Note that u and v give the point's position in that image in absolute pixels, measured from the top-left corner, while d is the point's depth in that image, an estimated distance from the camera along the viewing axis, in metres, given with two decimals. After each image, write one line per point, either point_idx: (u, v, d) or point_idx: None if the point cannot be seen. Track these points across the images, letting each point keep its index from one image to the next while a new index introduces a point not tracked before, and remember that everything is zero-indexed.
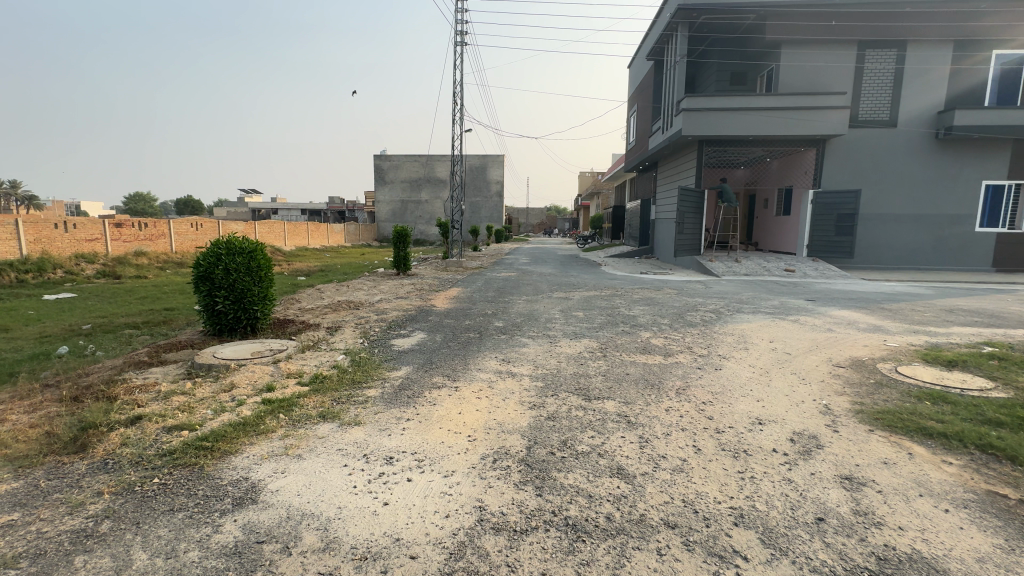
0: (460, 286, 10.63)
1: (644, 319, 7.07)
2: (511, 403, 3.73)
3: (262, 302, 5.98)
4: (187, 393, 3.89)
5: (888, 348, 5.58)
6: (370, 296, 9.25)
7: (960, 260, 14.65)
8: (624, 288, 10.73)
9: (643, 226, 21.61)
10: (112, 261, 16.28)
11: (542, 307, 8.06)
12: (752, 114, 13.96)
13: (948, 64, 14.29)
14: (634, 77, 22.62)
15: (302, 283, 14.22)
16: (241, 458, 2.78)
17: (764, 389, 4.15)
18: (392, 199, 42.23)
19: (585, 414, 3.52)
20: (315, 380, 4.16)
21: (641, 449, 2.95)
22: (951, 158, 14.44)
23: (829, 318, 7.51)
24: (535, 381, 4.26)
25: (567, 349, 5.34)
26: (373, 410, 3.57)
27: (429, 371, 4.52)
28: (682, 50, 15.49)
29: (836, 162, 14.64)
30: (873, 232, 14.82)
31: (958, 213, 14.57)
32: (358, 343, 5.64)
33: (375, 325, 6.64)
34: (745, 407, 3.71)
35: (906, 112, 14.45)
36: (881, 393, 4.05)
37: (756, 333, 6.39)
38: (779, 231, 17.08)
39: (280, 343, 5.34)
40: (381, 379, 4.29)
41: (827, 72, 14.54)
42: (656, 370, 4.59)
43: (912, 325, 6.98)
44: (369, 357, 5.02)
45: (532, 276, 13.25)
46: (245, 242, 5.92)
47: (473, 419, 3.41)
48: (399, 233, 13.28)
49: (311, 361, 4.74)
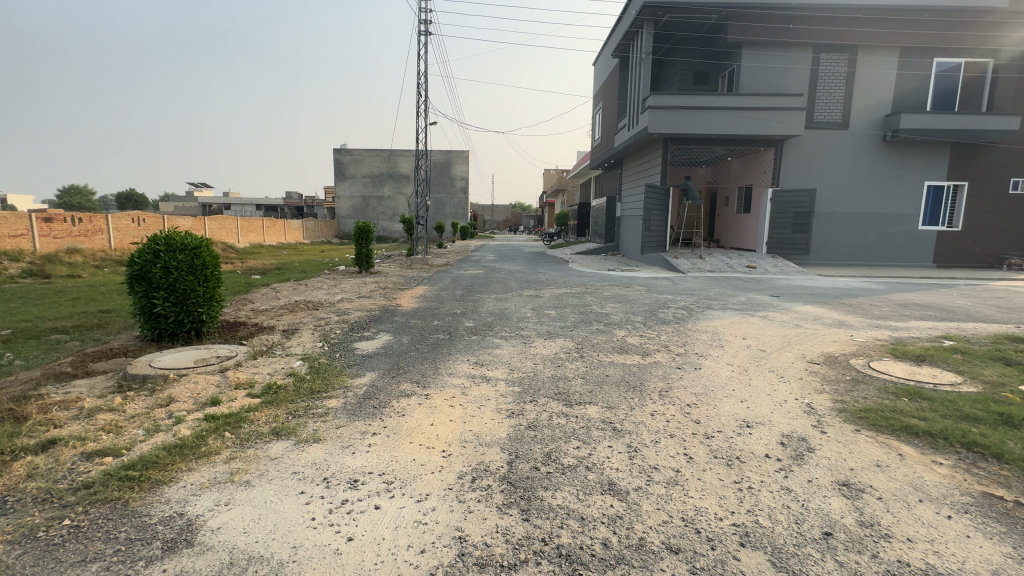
0: (426, 285, 10.22)
1: (617, 317, 6.94)
2: (487, 411, 3.46)
3: (207, 304, 5.44)
4: (115, 410, 3.39)
5: (856, 343, 5.65)
6: (330, 296, 8.71)
7: (905, 257, 15.45)
8: (593, 285, 10.61)
9: (608, 223, 21.75)
10: (40, 258, 14.84)
11: (512, 305, 7.81)
12: (715, 113, 14.16)
13: (895, 70, 14.98)
14: (600, 74, 22.70)
15: (256, 281, 13.39)
16: (176, 489, 2.38)
17: (746, 389, 4.04)
18: (353, 194, 40.93)
19: (568, 421, 3.28)
20: (268, 390, 3.73)
21: (631, 460, 2.74)
22: (898, 159, 15.16)
23: (795, 313, 7.63)
24: (511, 386, 3.99)
25: (543, 350, 5.11)
26: (334, 424, 3.21)
27: (397, 378, 4.17)
28: (648, 47, 15.58)
29: (794, 162, 15.11)
30: (827, 229, 15.40)
31: (904, 211, 15.34)
32: (317, 347, 5.20)
33: (335, 327, 6.18)
34: (731, 410, 3.57)
35: (858, 114, 15.05)
36: (858, 390, 4.03)
37: (729, 330, 6.35)
38: (740, 228, 17.53)
39: (229, 348, 4.84)
40: (343, 388, 3.92)
41: (786, 74, 14.95)
42: (636, 371, 4.42)
43: (874, 320, 7.17)
44: (330, 362, 4.61)
45: (500, 273, 12.97)
46: (189, 238, 5.36)
47: (447, 431, 3.11)
48: (361, 229, 12.69)
49: (264, 369, 4.28)
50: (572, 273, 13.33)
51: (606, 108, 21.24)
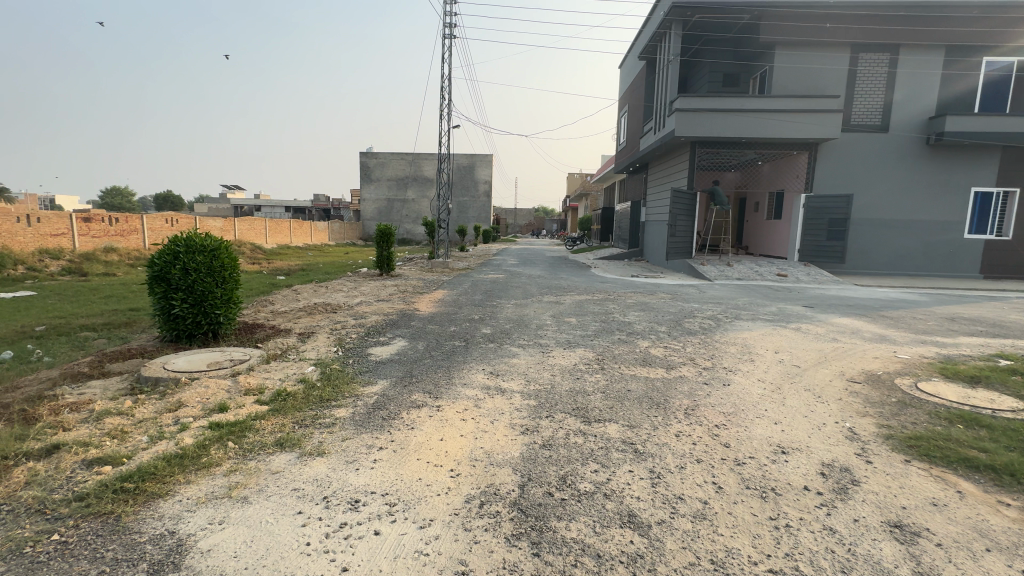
0: (446, 289, 10.11)
1: (641, 326, 6.66)
2: (500, 426, 3.28)
3: (224, 306, 5.43)
4: (124, 414, 3.34)
5: (900, 360, 5.25)
6: (349, 299, 8.68)
7: (949, 267, 14.61)
8: (617, 292, 10.33)
9: (632, 228, 21.35)
10: (79, 257, 15.40)
11: (532, 312, 7.61)
12: (746, 116, 13.70)
13: (939, 70, 14.24)
14: (626, 76, 22.36)
15: (281, 282, 13.56)
16: (171, 504, 2.27)
17: (780, 409, 3.75)
18: (378, 197, 41.45)
19: (586, 441, 3.06)
20: (277, 398, 3.63)
21: (654, 488, 2.51)
22: (943, 164, 14.37)
23: (831, 326, 7.21)
24: (527, 399, 3.80)
25: (561, 361, 4.89)
26: (340, 436, 3.07)
27: (409, 387, 4.03)
28: (676, 49, 15.21)
29: (828, 167, 14.49)
30: (865, 237, 14.69)
31: (949, 219, 14.51)
32: (331, 352, 5.11)
33: (351, 331, 6.10)
34: (764, 433, 3.29)
35: (899, 117, 14.35)
36: (906, 414, 3.68)
37: (760, 343, 6.01)
38: (770, 235, 16.92)
39: (243, 351, 4.79)
40: (354, 396, 3.80)
41: (821, 75, 14.38)
42: (660, 386, 4.16)
43: (918, 335, 6.69)
44: (342, 369, 4.50)
45: (521, 278, 12.82)
46: (209, 240, 5.37)
47: (457, 448, 2.94)
48: (382, 232, 12.72)
49: (275, 375, 4.20)
50: (594, 279, 13.06)
51: (632, 110, 20.88)
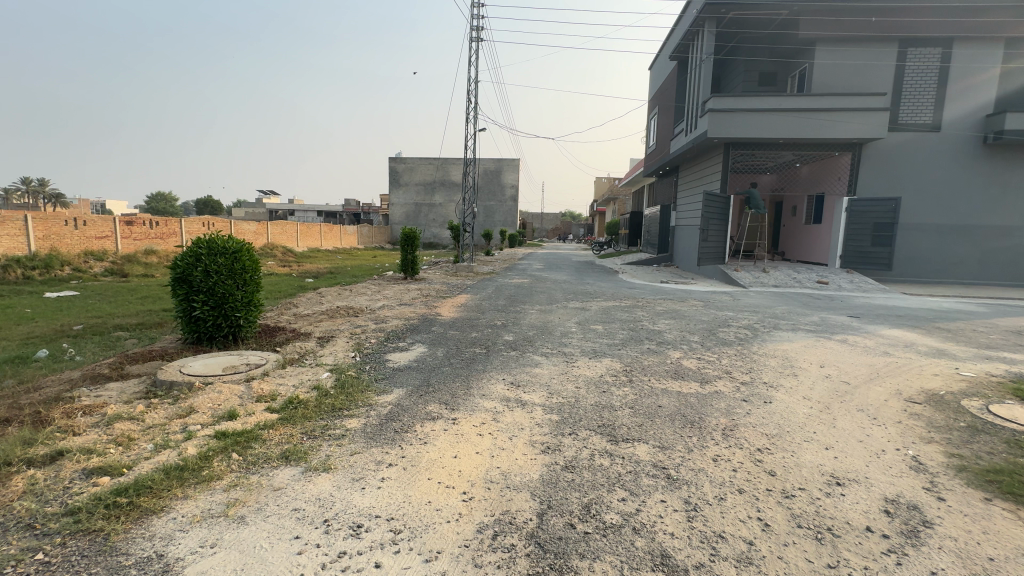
0: (469, 293, 9.95)
1: (672, 336, 6.31)
2: (519, 443, 3.04)
3: (245, 309, 5.39)
4: (134, 419, 3.26)
5: (965, 379, 4.75)
6: (372, 302, 8.62)
7: (1008, 275, 13.59)
8: (646, 299, 9.96)
9: (662, 232, 20.79)
10: (121, 259, 16.00)
11: (556, 318, 7.34)
12: (783, 116, 13.10)
13: (998, 65, 13.30)
14: (656, 77, 21.85)
15: (309, 285, 13.71)
16: (164, 522, 2.12)
17: (831, 432, 3.39)
18: (406, 201, 41.97)
19: (613, 464, 2.79)
20: (288, 406, 3.50)
21: (690, 523, 2.22)
22: (1001, 165, 13.37)
23: (881, 338, 6.68)
24: (548, 414, 3.54)
25: (587, 371, 4.62)
26: (349, 450, 2.89)
27: (425, 397, 3.83)
28: (709, 47, 14.72)
29: (874, 168, 13.70)
30: (914, 243, 13.79)
31: (1008, 224, 13.49)
32: (348, 358, 4.97)
33: (370, 336, 5.98)
34: (814, 460, 2.94)
35: (952, 115, 13.45)
36: (980, 442, 3.25)
37: (803, 355, 5.57)
38: (809, 240, 16.12)
39: (260, 355, 4.70)
40: (367, 405, 3.64)
41: (866, 72, 13.64)
42: (694, 402, 3.83)
43: (981, 350, 6.11)
44: (358, 375, 4.36)
45: (546, 283, 12.54)
46: (231, 242, 5.36)
47: (471, 467, 2.72)
48: (407, 236, 12.70)
49: (289, 381, 4.08)
50: (621, 285, 12.68)
51: (663, 112, 20.36)
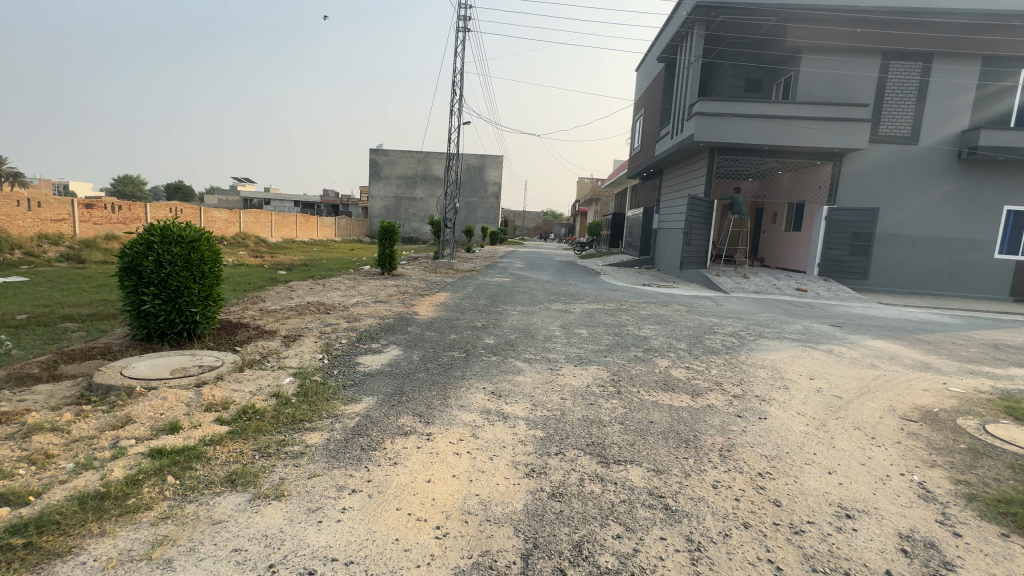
0: (448, 291, 9.58)
1: (658, 342, 6.10)
2: (500, 466, 2.74)
3: (202, 304, 4.93)
4: (58, 430, 2.83)
5: (955, 395, 4.65)
6: (346, 298, 8.18)
7: (977, 288, 13.92)
8: (630, 302, 9.76)
9: (644, 235, 20.78)
10: (79, 244, 15.03)
11: (539, 321, 7.05)
12: (768, 122, 13.11)
13: (975, 80, 13.55)
14: (644, 79, 21.80)
15: (281, 278, 13.09)
16: (69, 570, 1.74)
17: (830, 453, 3.19)
18: (386, 194, 41.15)
19: (605, 491, 2.51)
20: (241, 417, 3.11)
21: (695, 568, 1.97)
22: (975, 180, 13.66)
23: (866, 349, 6.62)
24: (532, 430, 3.24)
25: (572, 381, 4.33)
26: (306, 473, 2.53)
27: (397, 408, 3.49)
28: (698, 50, 14.63)
29: (853, 179, 13.87)
30: (889, 253, 14.02)
31: (979, 237, 13.80)
32: (315, 360, 4.57)
33: (341, 336, 5.58)
34: (819, 487, 2.72)
35: (930, 129, 13.69)
36: (984, 466, 3.09)
37: (791, 366, 5.42)
38: (788, 248, 16.27)
39: (215, 356, 4.27)
40: (332, 417, 3.28)
41: (849, 82, 13.77)
42: (686, 418, 3.59)
43: (965, 364, 6.08)
44: (325, 381, 3.97)
45: (528, 283, 12.28)
46: (189, 230, 4.90)
47: (447, 496, 2.40)
48: (385, 229, 12.16)
49: (246, 387, 3.67)
50: (604, 287, 12.53)
51: (649, 113, 20.29)
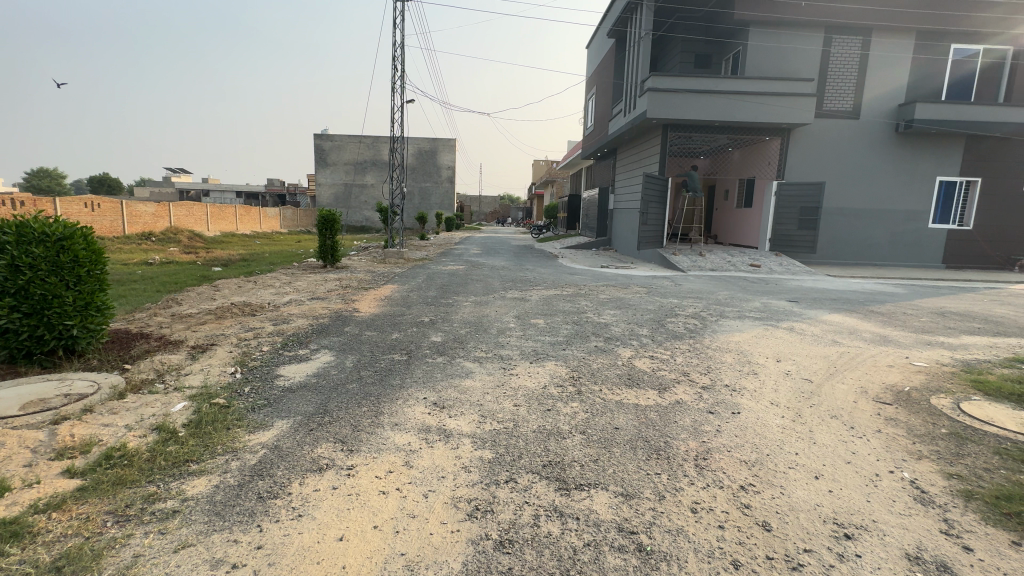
0: (396, 283, 8.87)
1: (619, 329, 5.72)
2: (435, 506, 2.20)
3: (79, 315, 4.05)
4: None
5: (921, 370, 4.50)
6: (279, 297, 7.33)
7: (913, 256, 14.53)
8: (588, 285, 9.40)
9: (600, 216, 20.60)
10: None
11: (492, 312, 6.51)
12: (720, 98, 12.96)
13: (910, 54, 13.90)
14: (595, 56, 21.31)
15: (214, 275, 11.90)
16: None
17: (813, 451, 2.86)
18: (334, 182, 39.15)
19: (564, 532, 2.04)
20: (103, 464, 2.41)
21: None
22: (911, 152, 14.14)
23: (825, 324, 6.52)
24: (479, 450, 2.72)
25: (527, 382, 3.83)
26: (172, 544, 1.91)
27: (316, 433, 2.89)
28: (648, 23, 14.22)
29: (801, 154, 14.06)
30: (835, 227, 14.40)
31: (915, 208, 14.36)
32: (224, 376, 3.84)
33: (263, 342, 4.84)
34: (809, 500, 2.35)
35: (870, 102, 14.00)
36: (972, 455, 2.84)
37: (756, 349, 5.15)
38: (740, 224, 16.46)
39: (91, 380, 3.48)
40: (228, 454, 2.63)
41: (794, 57, 13.83)
42: (655, 420, 3.17)
43: (920, 335, 6.06)
44: (228, 404, 3.27)
45: (483, 270, 11.68)
46: (56, 224, 4.01)
47: (362, 560, 1.85)
48: (326, 219, 11.25)
49: (122, 419, 2.93)
50: (561, 270, 12.12)
51: (601, 91, 19.85)
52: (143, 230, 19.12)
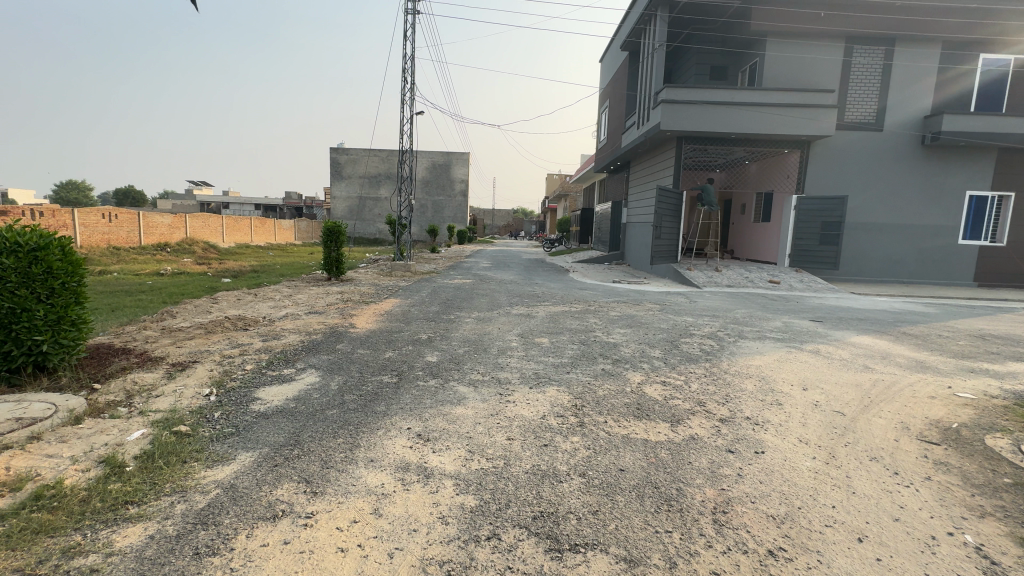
0: (398, 298, 8.60)
1: (629, 350, 5.32)
2: (400, 572, 1.84)
3: (50, 329, 3.81)
4: None
5: (967, 403, 4.01)
6: (276, 311, 7.10)
7: (943, 274, 13.83)
8: (599, 302, 9.01)
9: (613, 230, 20.20)
10: None
11: (495, 329, 6.17)
12: (737, 110, 12.59)
13: (936, 64, 13.40)
14: (609, 69, 21.14)
15: (221, 287, 11.81)
16: None
17: (856, 506, 2.43)
18: (349, 195, 39.53)
19: None
20: (26, 508, 2.11)
21: None
22: (939, 165, 13.55)
23: (853, 347, 6.03)
24: (461, 497, 2.35)
25: (524, 411, 3.46)
26: None
27: (279, 470, 2.56)
28: (662, 34, 13.97)
29: (821, 167, 13.57)
30: (858, 243, 13.82)
31: (943, 224, 13.72)
32: (197, 400, 3.54)
33: (248, 360, 4.55)
34: (855, 573, 1.93)
35: (894, 114, 13.51)
36: None
37: (779, 374, 4.71)
38: (758, 239, 15.94)
39: (50, 401, 3.22)
40: (175, 495, 2.31)
41: (814, 67, 13.45)
42: (665, 461, 2.77)
43: (961, 361, 5.52)
44: (191, 432, 2.96)
45: (490, 284, 11.37)
46: (30, 234, 3.79)
47: None
48: (331, 231, 11.06)
49: (69, 450, 2.65)
50: (571, 285, 11.74)
51: (615, 104, 19.63)
52: (158, 241, 19.26)
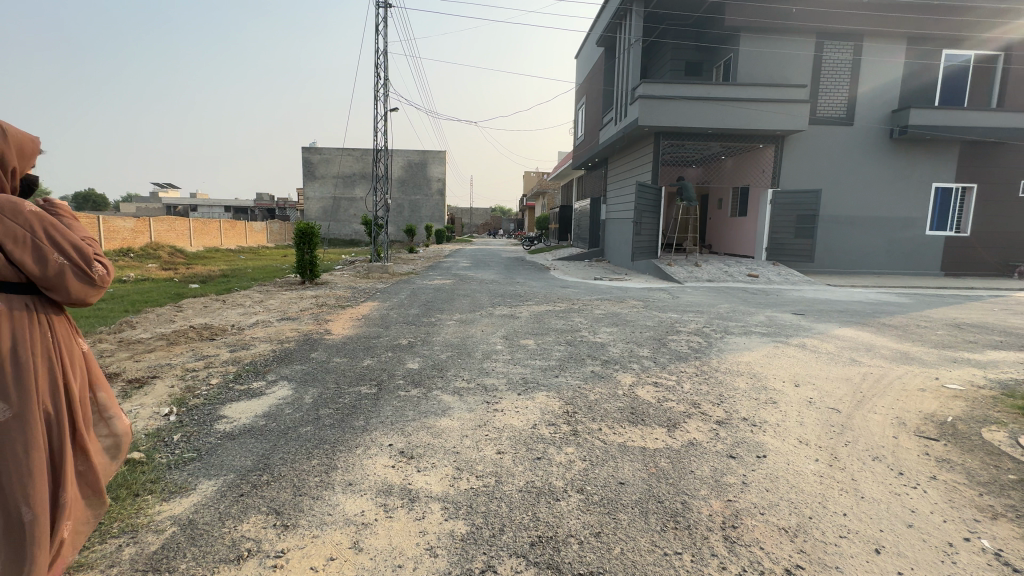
0: (375, 301, 8.27)
1: (617, 351, 5.16)
2: None
3: None
4: None
5: (957, 395, 3.98)
6: (245, 318, 6.71)
7: (913, 264, 14.20)
8: (583, 300, 8.86)
9: (592, 226, 20.18)
10: None
11: (478, 332, 5.94)
12: (713, 105, 12.63)
13: (902, 59, 13.72)
14: (584, 65, 21.06)
15: (188, 294, 11.23)
16: None
17: (869, 513, 2.30)
18: (323, 195, 38.58)
19: None
20: None
21: None
22: (907, 158, 13.89)
23: (837, 339, 6.02)
24: (451, 524, 2.13)
25: (513, 420, 3.26)
26: None
27: (245, 501, 2.29)
28: (638, 29, 13.93)
29: (795, 161, 13.76)
30: (832, 235, 14.08)
31: (912, 215, 14.09)
32: (155, 421, 3.22)
33: (213, 374, 4.22)
34: None
35: (863, 108, 13.79)
36: None
37: (769, 370, 4.63)
38: (735, 233, 16.13)
39: None
40: (124, 536, 2.03)
41: (786, 62, 13.61)
42: (666, 471, 2.61)
43: (943, 351, 5.56)
44: (146, 460, 2.66)
45: (470, 284, 11.12)
46: None
47: None
48: (303, 232, 10.62)
49: None
50: (553, 284, 11.59)
51: (591, 101, 19.56)
52: (121, 246, 18.34)
